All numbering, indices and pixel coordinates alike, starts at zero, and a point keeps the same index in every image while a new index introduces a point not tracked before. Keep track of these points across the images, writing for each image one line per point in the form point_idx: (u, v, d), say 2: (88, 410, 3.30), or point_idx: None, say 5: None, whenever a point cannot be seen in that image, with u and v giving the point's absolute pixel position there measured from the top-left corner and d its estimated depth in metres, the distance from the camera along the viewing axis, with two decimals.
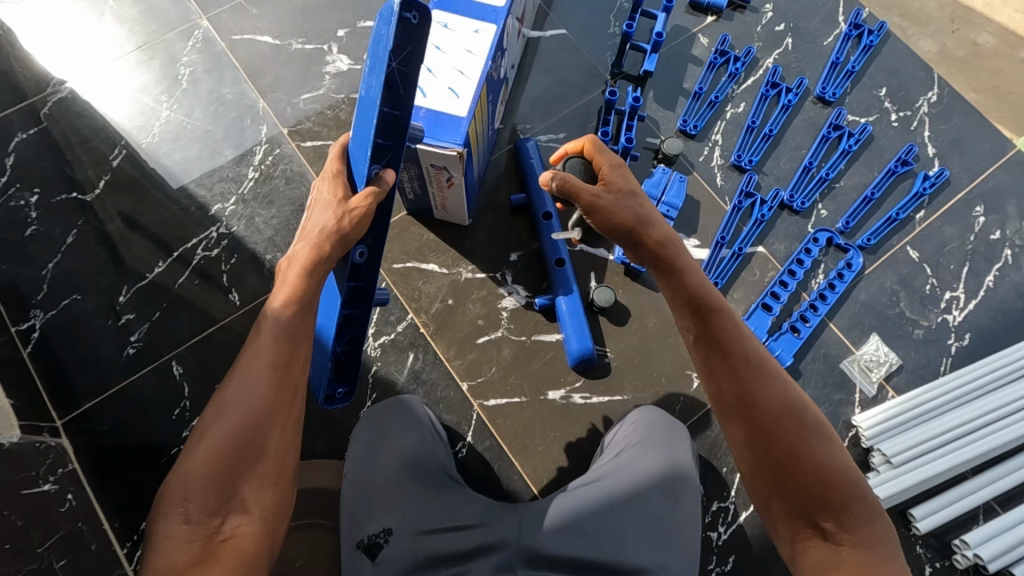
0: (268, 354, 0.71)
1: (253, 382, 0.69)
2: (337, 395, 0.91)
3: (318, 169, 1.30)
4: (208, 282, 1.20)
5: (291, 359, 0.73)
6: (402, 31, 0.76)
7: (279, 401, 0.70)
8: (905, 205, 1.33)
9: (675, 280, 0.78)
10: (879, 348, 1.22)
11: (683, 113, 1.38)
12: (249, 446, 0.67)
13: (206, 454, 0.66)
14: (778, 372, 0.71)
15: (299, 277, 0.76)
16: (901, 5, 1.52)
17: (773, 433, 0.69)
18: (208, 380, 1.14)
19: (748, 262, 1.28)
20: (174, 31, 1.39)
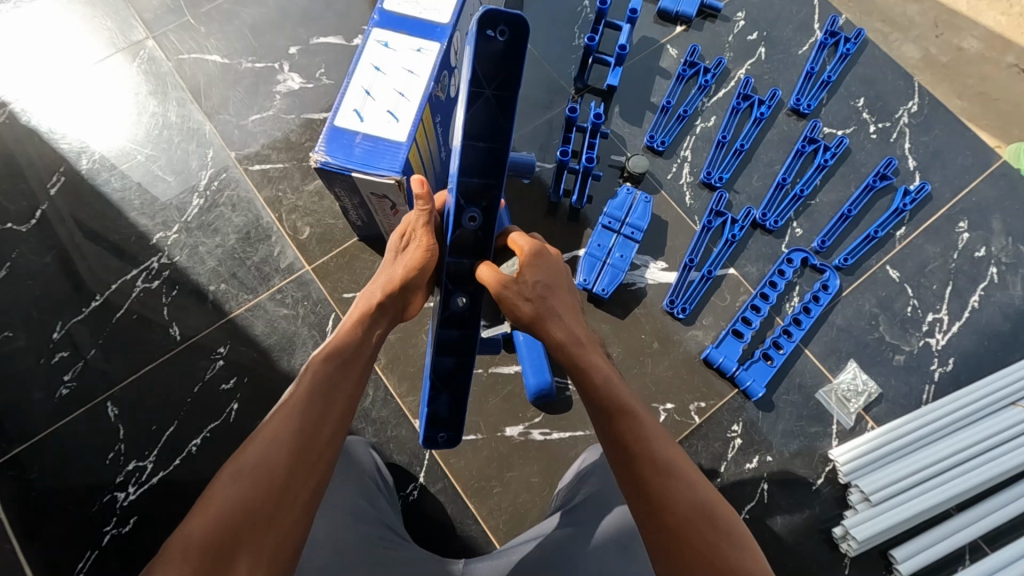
0: (298, 406, 0.65)
1: (278, 437, 0.62)
2: (439, 440, 0.79)
3: (266, 194, 1.24)
4: (148, 316, 1.15)
5: (323, 417, 0.66)
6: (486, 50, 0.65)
7: (302, 459, 0.63)
8: (885, 222, 1.26)
9: (584, 379, 0.69)
10: (857, 375, 1.15)
11: (651, 128, 1.32)
12: (258, 515, 0.58)
13: (209, 514, 0.56)
14: (687, 472, 0.63)
15: (352, 326, 0.76)
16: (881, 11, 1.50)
17: (687, 545, 0.59)
18: (143, 422, 1.08)
19: (718, 284, 1.21)
20: (120, 51, 1.34)
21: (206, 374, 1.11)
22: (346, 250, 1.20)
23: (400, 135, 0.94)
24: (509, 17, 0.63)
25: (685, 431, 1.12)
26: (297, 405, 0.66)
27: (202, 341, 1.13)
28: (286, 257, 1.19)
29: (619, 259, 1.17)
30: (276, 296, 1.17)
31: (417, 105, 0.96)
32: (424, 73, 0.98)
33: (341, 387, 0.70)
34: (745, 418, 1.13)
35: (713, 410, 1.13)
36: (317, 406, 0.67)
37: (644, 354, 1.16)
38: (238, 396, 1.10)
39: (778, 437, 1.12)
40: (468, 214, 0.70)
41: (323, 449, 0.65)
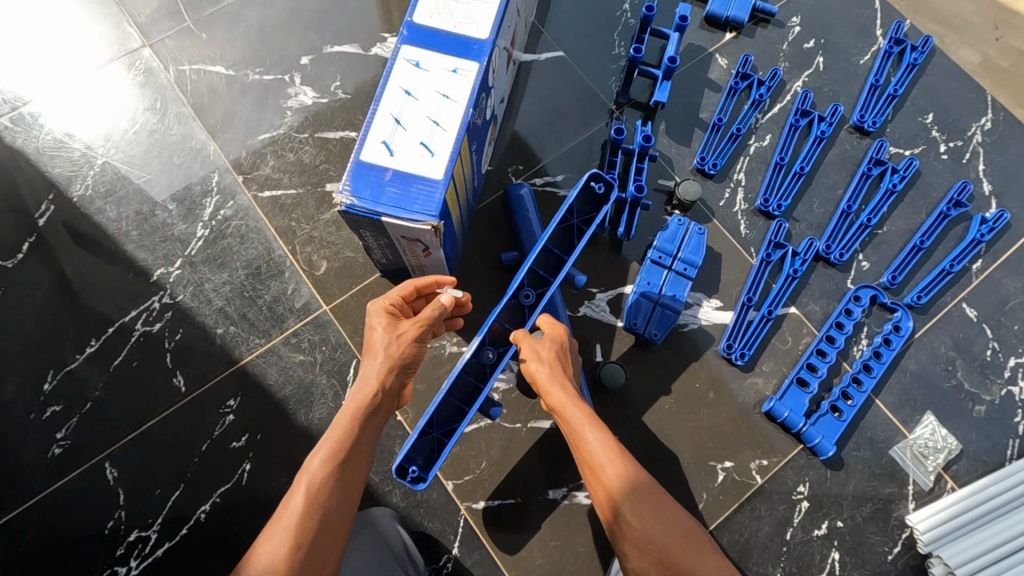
0: (300, 513, 0.62)
1: (280, 551, 0.59)
2: (409, 474, 0.80)
3: (278, 223, 1.12)
4: (150, 363, 1.03)
5: (321, 526, 0.63)
6: (585, 196, 0.92)
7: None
8: (961, 254, 1.14)
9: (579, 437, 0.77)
10: (935, 430, 1.04)
11: (701, 149, 1.19)
12: None
13: None
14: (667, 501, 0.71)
15: (351, 419, 0.72)
16: (932, 8, 1.32)
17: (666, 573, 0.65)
18: (146, 485, 0.97)
19: (779, 325, 1.10)
20: (115, 61, 1.21)
21: (215, 430, 1.00)
22: (367, 288, 1.08)
23: (436, 172, 0.81)
24: (607, 180, 0.90)
25: (746, 493, 1.01)
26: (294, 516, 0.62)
27: (209, 392, 1.02)
28: (302, 296, 1.08)
29: (671, 299, 1.05)
30: (290, 340, 1.05)
31: (454, 137, 0.83)
32: (462, 99, 0.85)
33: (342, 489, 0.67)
34: (812, 478, 1.02)
35: (776, 468, 1.02)
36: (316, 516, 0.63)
37: (699, 405, 1.05)
38: (251, 455, 0.99)
39: (848, 500, 1.01)
40: (526, 292, 0.90)
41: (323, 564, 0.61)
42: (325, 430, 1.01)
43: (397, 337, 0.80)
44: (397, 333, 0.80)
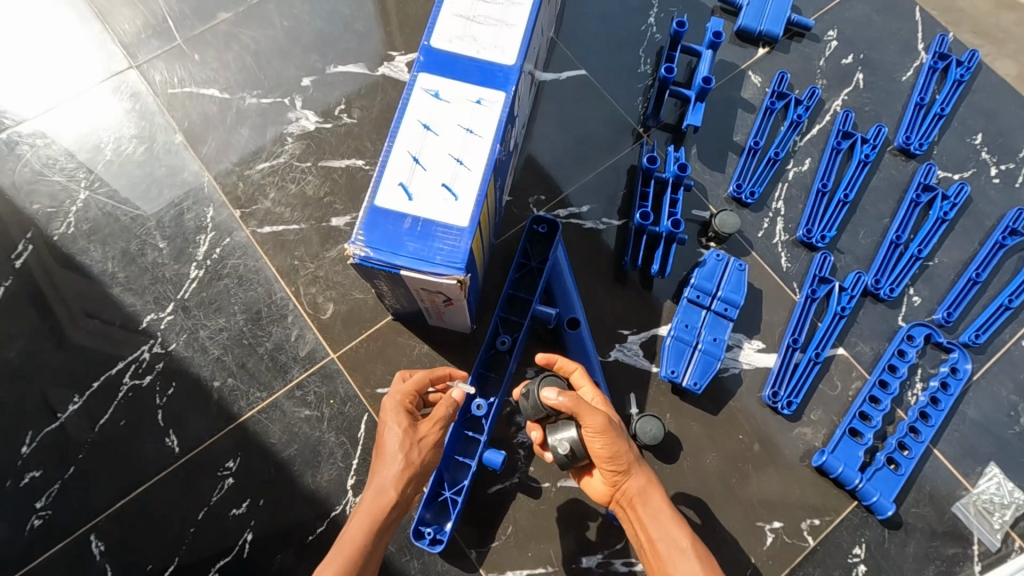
0: None
1: None
2: (428, 536, 0.82)
3: (279, 262, 1.02)
4: (139, 421, 0.93)
5: None
6: (532, 238, 0.95)
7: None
8: (1020, 287, 1.05)
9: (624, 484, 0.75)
10: (1002, 485, 0.95)
11: (736, 174, 1.11)
12: None
13: None
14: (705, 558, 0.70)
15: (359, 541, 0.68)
16: (972, 18, 1.23)
17: None
18: (136, 562, 0.87)
19: (827, 369, 1.01)
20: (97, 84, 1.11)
21: (212, 496, 0.90)
22: (379, 334, 0.99)
23: (462, 218, 0.72)
24: (549, 220, 0.94)
25: (799, 558, 0.92)
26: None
27: (205, 453, 0.92)
28: (306, 343, 0.98)
29: (711, 343, 0.97)
30: (295, 393, 0.96)
31: (480, 177, 0.74)
32: (487, 133, 0.76)
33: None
34: (869, 538, 0.93)
35: (830, 528, 0.93)
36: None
37: (743, 459, 0.96)
38: (252, 523, 0.90)
39: (909, 563, 0.92)
40: (500, 338, 0.90)
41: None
42: (335, 494, 0.91)
43: (410, 443, 0.72)
44: (411, 437, 0.72)
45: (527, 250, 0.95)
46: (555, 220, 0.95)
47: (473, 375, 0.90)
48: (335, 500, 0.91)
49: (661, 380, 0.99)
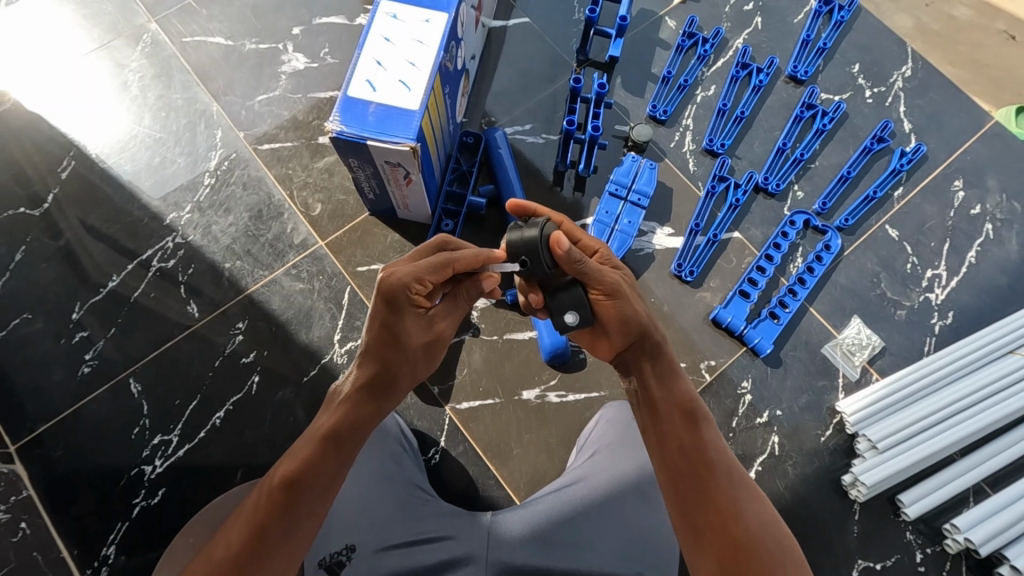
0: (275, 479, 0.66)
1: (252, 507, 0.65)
2: None
3: (276, 172, 1.25)
4: (166, 294, 1.16)
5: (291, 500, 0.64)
6: (463, 147, 1.25)
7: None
8: (883, 182, 1.29)
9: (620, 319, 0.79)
10: (861, 331, 1.19)
11: (652, 98, 1.34)
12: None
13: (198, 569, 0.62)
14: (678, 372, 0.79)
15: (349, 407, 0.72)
16: None
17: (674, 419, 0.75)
18: (166, 398, 1.10)
19: (724, 248, 1.24)
20: (123, 36, 1.34)
21: (226, 349, 1.13)
22: (358, 225, 1.22)
23: (413, 104, 0.96)
24: (474, 132, 1.25)
25: (697, 390, 1.15)
26: (246, 522, 0.64)
27: (220, 317, 1.15)
28: (299, 233, 1.21)
29: (627, 225, 1.20)
30: (291, 271, 1.19)
31: (427, 75, 0.98)
32: (433, 43, 1.00)
33: (294, 513, 0.64)
34: (754, 374, 1.16)
35: (723, 368, 1.16)
36: (264, 528, 0.62)
37: (655, 317, 1.19)
38: (259, 368, 1.12)
39: (786, 393, 1.15)
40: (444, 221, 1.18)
41: (261, 566, 0.61)
42: (325, 347, 1.14)
43: (398, 340, 0.74)
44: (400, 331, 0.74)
45: (460, 156, 1.24)
46: (478, 134, 1.25)
47: None
48: (325, 351, 1.14)
49: None
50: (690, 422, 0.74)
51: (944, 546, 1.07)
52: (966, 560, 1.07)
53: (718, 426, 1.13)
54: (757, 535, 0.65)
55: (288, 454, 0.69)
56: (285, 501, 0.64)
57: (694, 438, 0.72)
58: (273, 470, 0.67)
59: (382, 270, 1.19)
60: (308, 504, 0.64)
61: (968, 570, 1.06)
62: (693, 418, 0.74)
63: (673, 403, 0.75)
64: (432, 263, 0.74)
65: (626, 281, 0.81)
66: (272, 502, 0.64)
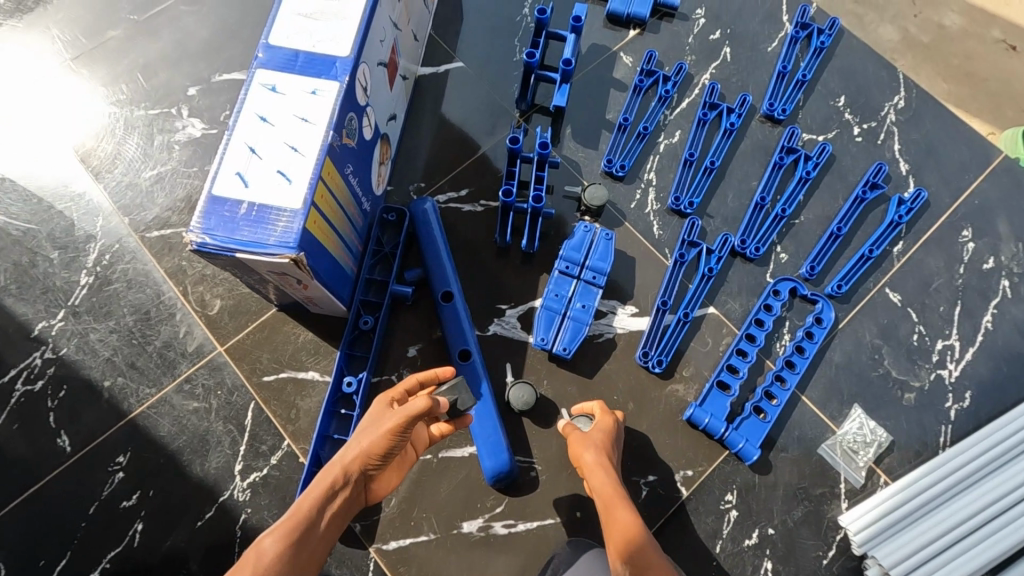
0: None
1: None
2: None
3: (167, 264, 1.06)
4: (32, 424, 0.97)
5: None
6: (384, 224, 1.06)
7: None
8: (879, 237, 1.11)
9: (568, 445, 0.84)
10: (863, 424, 1.00)
11: (608, 150, 1.16)
12: None
13: None
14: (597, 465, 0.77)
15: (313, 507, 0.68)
16: None
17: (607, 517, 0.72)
18: (30, 558, 0.91)
19: (697, 328, 1.06)
20: (85, 60, 1.20)
21: (104, 491, 0.94)
22: (264, 325, 1.03)
23: (294, 202, 0.77)
24: (397, 207, 1.06)
25: (671, 508, 0.96)
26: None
27: (98, 449, 0.96)
28: (194, 338, 1.02)
29: (581, 311, 1.01)
30: (183, 386, 1.00)
31: (313, 162, 0.79)
32: (321, 121, 0.81)
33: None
34: (739, 484, 0.97)
35: (702, 478, 0.98)
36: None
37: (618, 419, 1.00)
38: (143, 513, 0.93)
39: (779, 503, 0.97)
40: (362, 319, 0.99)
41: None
42: (223, 480, 0.95)
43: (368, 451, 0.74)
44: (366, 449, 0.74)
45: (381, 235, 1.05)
46: (403, 209, 1.06)
47: (344, 356, 0.98)
48: (224, 486, 0.95)
49: (538, 348, 1.03)
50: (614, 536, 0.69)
51: None
52: None
53: (699, 553, 0.94)
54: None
55: (247, 557, 0.62)
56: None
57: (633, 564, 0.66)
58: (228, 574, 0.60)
59: (293, 379, 1.00)
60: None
61: None
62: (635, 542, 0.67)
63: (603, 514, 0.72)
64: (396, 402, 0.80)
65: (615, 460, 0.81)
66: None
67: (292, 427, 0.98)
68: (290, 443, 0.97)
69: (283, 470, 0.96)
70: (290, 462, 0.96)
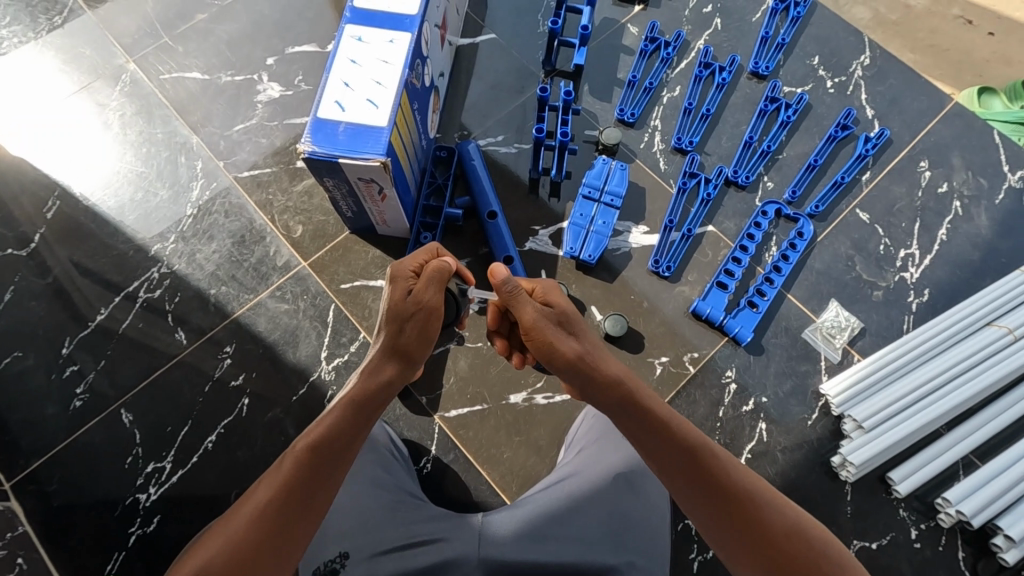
0: (315, 432, 0.68)
1: (280, 467, 0.65)
2: None
3: (257, 198, 1.28)
4: (153, 324, 1.18)
5: (325, 456, 0.66)
6: (436, 161, 1.28)
7: (269, 532, 0.60)
8: (850, 167, 1.32)
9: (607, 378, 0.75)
10: (839, 313, 1.21)
11: (620, 102, 1.38)
12: (269, 535, 0.60)
13: (229, 526, 0.60)
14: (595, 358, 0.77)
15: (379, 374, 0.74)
16: None
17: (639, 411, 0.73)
18: (159, 425, 1.11)
19: (699, 242, 1.27)
20: (100, 79, 1.38)
21: (215, 373, 1.15)
22: (340, 244, 1.25)
23: (381, 121, 0.99)
24: (448, 146, 1.28)
25: (681, 382, 1.16)
26: (275, 490, 0.62)
27: (208, 342, 1.17)
28: (282, 255, 1.24)
29: (602, 226, 1.23)
30: (275, 293, 1.21)
31: (394, 92, 1.01)
32: (397, 62, 1.04)
33: (321, 486, 0.64)
34: (737, 364, 1.18)
35: (706, 359, 1.18)
36: (281, 514, 0.61)
37: (635, 314, 1.21)
38: (248, 390, 1.14)
39: (770, 379, 1.17)
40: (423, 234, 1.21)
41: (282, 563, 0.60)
42: (313, 365, 1.16)
43: (400, 345, 0.76)
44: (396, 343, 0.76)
45: (434, 170, 1.27)
46: (452, 147, 1.28)
47: None
48: (313, 369, 1.15)
49: (567, 259, 1.24)
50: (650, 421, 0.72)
51: (938, 520, 1.08)
52: (961, 533, 1.07)
53: (705, 417, 1.14)
54: (785, 543, 0.62)
55: (315, 424, 0.69)
56: (308, 467, 0.64)
57: (668, 450, 0.69)
58: (296, 440, 0.67)
59: (365, 286, 1.22)
60: (327, 474, 0.65)
61: (964, 543, 1.06)
62: (650, 415, 0.72)
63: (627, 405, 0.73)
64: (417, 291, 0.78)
65: (560, 343, 0.75)
66: (295, 474, 0.64)
67: (366, 324, 1.19)
68: (366, 336, 1.18)
69: (360, 357, 1.17)
70: (366, 350, 1.17)
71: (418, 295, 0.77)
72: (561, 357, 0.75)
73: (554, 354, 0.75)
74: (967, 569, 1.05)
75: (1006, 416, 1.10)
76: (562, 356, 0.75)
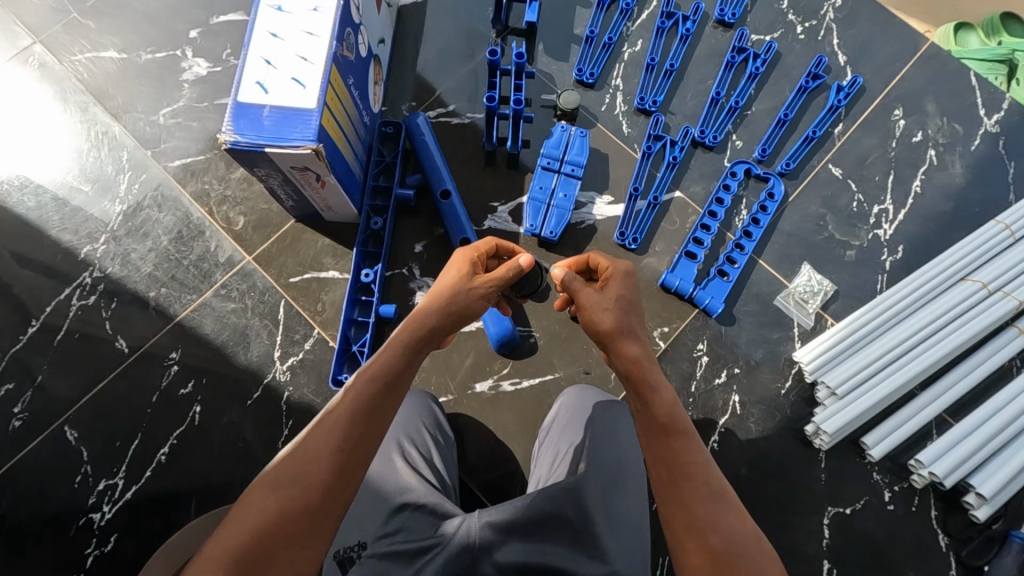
0: (375, 364, 0.67)
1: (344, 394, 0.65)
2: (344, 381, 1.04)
3: (192, 189, 1.19)
4: (91, 333, 1.11)
5: (387, 386, 0.66)
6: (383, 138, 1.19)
7: (339, 454, 0.60)
8: (821, 120, 1.26)
9: (632, 345, 0.71)
10: (812, 278, 1.16)
11: (578, 61, 1.28)
12: (338, 460, 0.60)
13: (299, 447, 0.60)
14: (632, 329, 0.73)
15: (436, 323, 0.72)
16: None
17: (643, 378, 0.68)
18: (107, 440, 1.06)
19: (666, 210, 1.21)
20: (9, 60, 1.25)
21: (163, 381, 1.08)
22: (286, 234, 1.16)
23: (309, 102, 0.90)
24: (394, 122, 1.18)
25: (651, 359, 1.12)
26: (340, 415, 0.63)
27: (152, 349, 1.10)
28: (225, 250, 1.15)
29: (563, 199, 1.15)
30: (220, 291, 1.13)
31: (322, 68, 0.92)
32: (323, 33, 0.93)
33: (384, 414, 0.64)
34: (709, 336, 1.14)
35: (676, 333, 1.14)
36: (348, 439, 0.61)
37: None
38: (199, 398, 1.08)
39: (743, 348, 1.13)
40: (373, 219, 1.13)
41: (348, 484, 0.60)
42: (266, 366, 1.10)
43: (462, 310, 0.75)
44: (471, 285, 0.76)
45: (381, 148, 1.18)
46: (399, 123, 1.19)
47: (359, 252, 1.12)
48: (266, 370, 1.09)
49: (528, 236, 1.17)
50: (641, 384, 0.68)
51: (911, 481, 1.07)
52: (934, 492, 1.07)
53: (677, 393, 1.11)
54: (735, 544, 0.58)
55: (371, 360, 0.68)
56: (371, 397, 0.64)
57: (642, 420, 0.67)
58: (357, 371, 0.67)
59: (316, 278, 1.14)
60: (386, 404, 0.65)
61: (937, 502, 1.06)
62: (643, 382, 0.68)
63: (624, 366, 0.70)
64: (501, 274, 0.80)
65: (629, 310, 0.73)
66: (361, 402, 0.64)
67: (320, 318, 1.12)
68: (320, 331, 1.12)
69: (316, 354, 1.11)
70: (321, 347, 1.11)
71: (495, 275, 0.79)
72: (621, 324, 0.72)
73: (620, 323, 0.72)
74: (939, 527, 1.05)
75: (978, 372, 1.09)
76: (621, 325, 0.72)
